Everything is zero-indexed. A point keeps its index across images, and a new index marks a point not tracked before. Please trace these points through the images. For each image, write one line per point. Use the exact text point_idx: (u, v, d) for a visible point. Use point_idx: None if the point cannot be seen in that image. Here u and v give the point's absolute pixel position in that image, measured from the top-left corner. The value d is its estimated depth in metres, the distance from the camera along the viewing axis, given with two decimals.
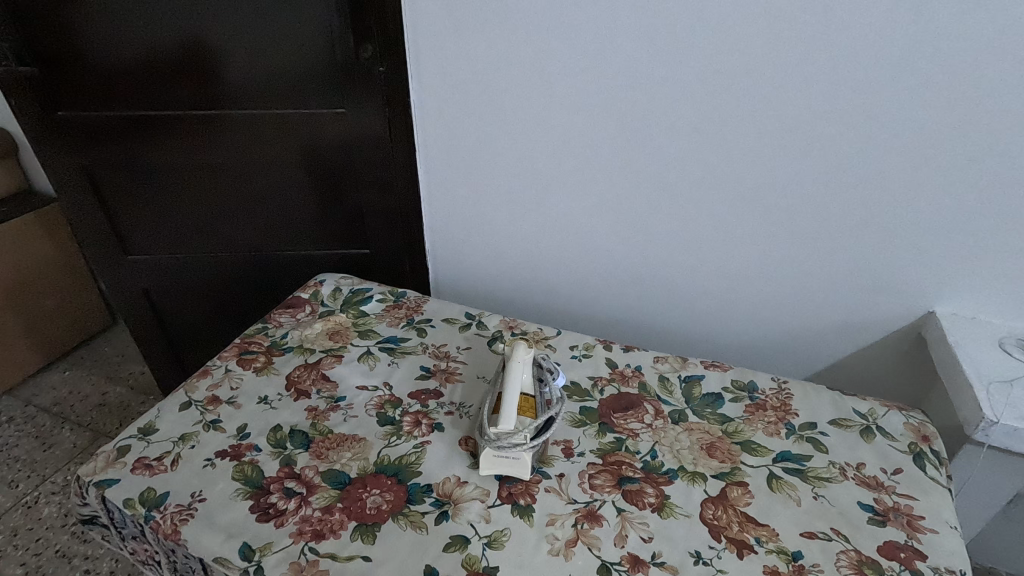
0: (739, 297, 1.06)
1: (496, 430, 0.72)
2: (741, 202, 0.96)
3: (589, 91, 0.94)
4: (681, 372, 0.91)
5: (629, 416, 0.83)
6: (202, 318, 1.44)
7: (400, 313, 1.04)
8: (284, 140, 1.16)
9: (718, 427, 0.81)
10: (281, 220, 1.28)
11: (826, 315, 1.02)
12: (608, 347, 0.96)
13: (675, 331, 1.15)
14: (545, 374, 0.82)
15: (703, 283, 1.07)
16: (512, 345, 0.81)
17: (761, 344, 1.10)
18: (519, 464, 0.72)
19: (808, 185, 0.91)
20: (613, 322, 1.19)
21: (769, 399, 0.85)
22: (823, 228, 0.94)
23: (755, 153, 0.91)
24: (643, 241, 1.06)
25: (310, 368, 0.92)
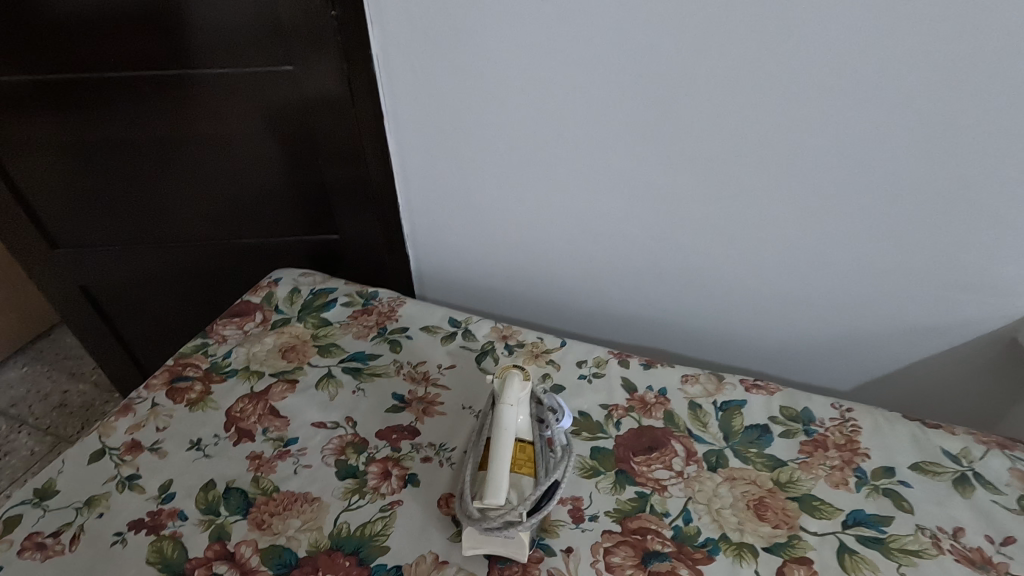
0: (781, 293, 0.87)
1: (482, 504, 0.55)
2: (791, 180, 0.76)
3: (601, 39, 0.72)
4: (716, 397, 0.72)
5: (652, 461, 0.65)
6: (155, 316, 1.26)
7: (370, 320, 0.86)
8: (225, 107, 0.95)
9: (767, 475, 0.64)
10: (229, 203, 1.08)
11: (892, 313, 0.83)
12: (624, 362, 0.78)
13: (702, 332, 0.97)
14: (546, 416, 0.65)
15: (740, 276, 0.88)
16: (504, 378, 0.63)
17: (806, 346, 0.92)
18: (514, 545, 0.56)
19: (886, 156, 0.70)
20: (627, 320, 1.01)
21: (830, 434, 0.67)
22: (896, 213, 0.74)
23: (818, 115, 0.70)
24: (664, 227, 0.87)
25: (256, 399, 0.74)
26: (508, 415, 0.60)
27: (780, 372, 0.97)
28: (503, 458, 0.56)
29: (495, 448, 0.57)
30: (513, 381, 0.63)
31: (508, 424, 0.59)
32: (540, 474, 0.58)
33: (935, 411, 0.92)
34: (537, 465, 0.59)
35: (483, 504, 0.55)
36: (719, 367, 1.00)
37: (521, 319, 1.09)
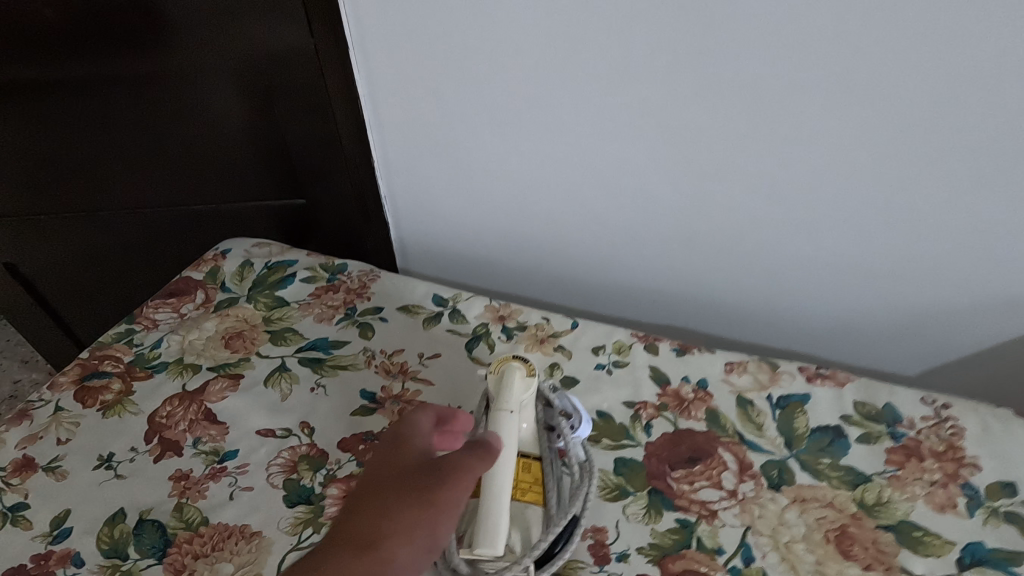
0: (840, 262, 0.71)
1: (471, 556, 0.42)
2: (867, 117, 0.59)
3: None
4: (770, 391, 0.57)
5: (694, 476, 0.50)
6: (95, 297, 1.09)
7: (336, 298, 0.70)
8: (145, 37, 0.76)
9: (849, 495, 0.48)
10: (162, 162, 0.90)
11: (979, 281, 0.68)
12: (652, 347, 0.62)
13: (739, 309, 0.81)
14: (559, 424, 0.49)
15: (790, 239, 0.71)
16: (499, 376, 0.48)
17: (864, 323, 0.76)
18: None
19: (1004, 74, 0.53)
20: (650, 297, 0.85)
21: (924, 439, 0.52)
22: (1003, 156, 0.58)
23: (918, 17, 0.52)
24: (698, 183, 0.70)
25: (188, 400, 0.59)
26: (506, 428, 0.45)
27: (834, 357, 0.82)
28: (500, 490, 0.43)
29: (488, 477, 0.43)
30: (513, 380, 0.48)
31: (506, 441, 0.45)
32: (549, 505, 0.45)
33: (1017, 397, 0.77)
34: (543, 493, 0.46)
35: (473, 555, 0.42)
36: (766, 351, 0.85)
37: (521, 296, 0.93)
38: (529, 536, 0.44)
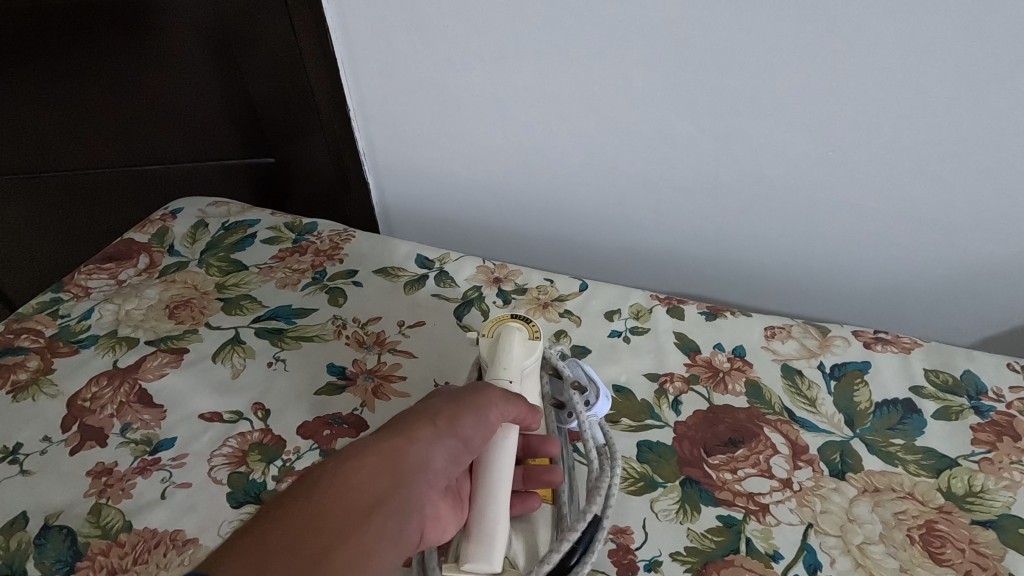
0: (890, 214, 0.61)
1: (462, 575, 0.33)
2: (940, 28, 0.48)
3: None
4: (821, 358, 0.47)
5: (737, 463, 0.41)
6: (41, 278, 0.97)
7: (303, 261, 0.60)
8: None
9: (932, 484, 0.39)
10: (103, 116, 0.78)
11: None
12: (677, 310, 0.52)
13: (772, 273, 0.72)
14: (571, 400, 0.40)
15: (834, 185, 0.61)
16: (498, 341, 0.39)
17: (912, 284, 0.67)
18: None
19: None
20: (669, 262, 0.75)
21: (1017, 414, 0.42)
22: None
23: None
24: (726, 121, 0.59)
25: (118, 379, 0.49)
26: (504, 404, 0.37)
27: (882, 326, 0.72)
28: (500, 483, 0.34)
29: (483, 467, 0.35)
30: (512, 344, 0.39)
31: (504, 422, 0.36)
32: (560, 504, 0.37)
33: None
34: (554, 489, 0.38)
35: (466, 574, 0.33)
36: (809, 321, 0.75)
37: (520, 264, 0.83)
38: (537, 543, 0.36)
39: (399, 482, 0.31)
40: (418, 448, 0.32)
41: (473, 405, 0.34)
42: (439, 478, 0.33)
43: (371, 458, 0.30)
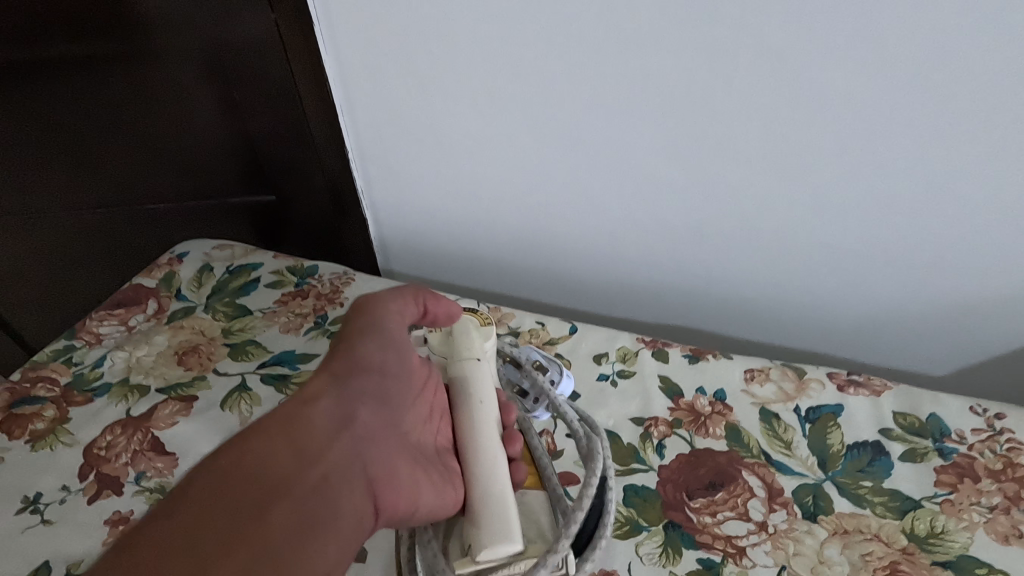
0: (863, 251, 0.64)
1: (477, 568, 0.34)
2: (904, 82, 0.51)
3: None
4: (797, 402, 0.50)
5: (717, 506, 0.43)
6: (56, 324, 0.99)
7: (305, 305, 0.62)
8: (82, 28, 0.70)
9: (897, 526, 0.42)
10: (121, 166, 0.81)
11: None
12: (663, 353, 0.55)
13: (752, 306, 0.75)
14: (534, 381, 0.47)
15: (819, 221, 0.63)
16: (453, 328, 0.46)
17: (895, 316, 0.69)
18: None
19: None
20: (654, 296, 0.78)
21: (977, 456, 0.45)
22: None
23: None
24: (707, 164, 0.62)
25: (132, 428, 0.51)
26: (478, 381, 0.42)
27: (857, 358, 0.75)
28: (494, 453, 0.39)
29: (474, 437, 0.40)
30: (467, 333, 0.45)
31: (483, 395, 0.42)
32: (549, 487, 0.40)
33: None
34: (538, 475, 0.40)
35: (480, 566, 0.34)
36: (789, 356, 0.78)
37: (513, 296, 0.86)
38: (537, 523, 0.37)
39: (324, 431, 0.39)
40: (329, 407, 0.41)
41: (372, 339, 0.44)
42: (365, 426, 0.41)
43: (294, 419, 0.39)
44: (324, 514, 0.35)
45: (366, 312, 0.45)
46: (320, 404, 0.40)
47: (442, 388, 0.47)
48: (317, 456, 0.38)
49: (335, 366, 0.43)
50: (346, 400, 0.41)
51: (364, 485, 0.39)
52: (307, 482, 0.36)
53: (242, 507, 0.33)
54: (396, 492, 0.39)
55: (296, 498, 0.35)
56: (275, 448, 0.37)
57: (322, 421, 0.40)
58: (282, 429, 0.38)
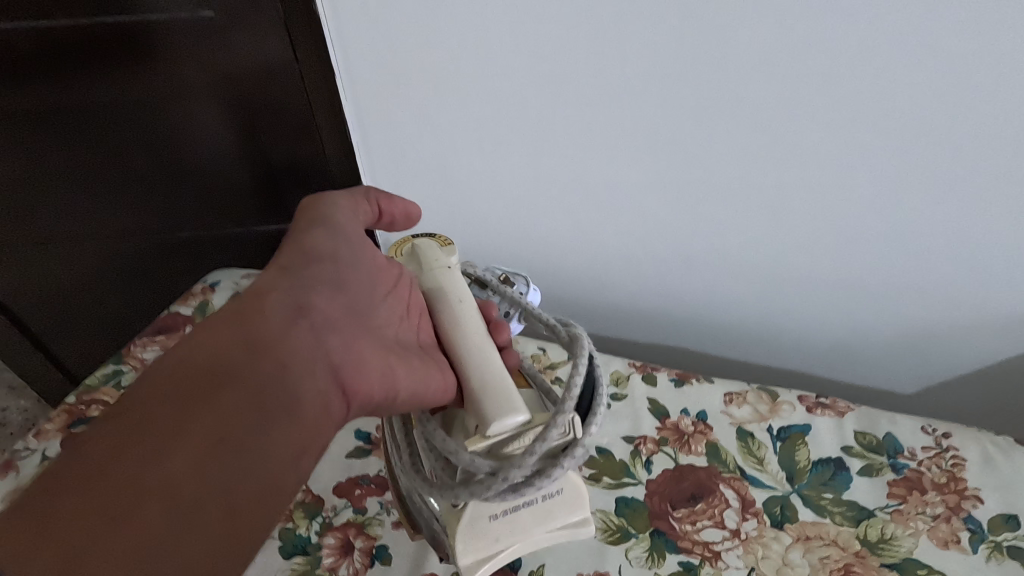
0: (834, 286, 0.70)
1: (490, 443, 0.38)
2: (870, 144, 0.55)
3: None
4: (770, 422, 0.56)
5: (696, 515, 0.50)
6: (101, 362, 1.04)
7: None
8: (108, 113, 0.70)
9: (852, 533, 0.48)
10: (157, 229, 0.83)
11: (982, 310, 0.66)
12: (651, 377, 0.61)
13: (732, 331, 0.80)
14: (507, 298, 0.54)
15: (797, 260, 0.69)
16: (416, 248, 0.51)
17: (863, 345, 0.75)
18: (521, 528, 0.42)
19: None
20: (642, 320, 0.84)
21: (926, 471, 0.52)
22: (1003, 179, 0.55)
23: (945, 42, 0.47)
24: (689, 208, 0.67)
25: None
26: (453, 284, 0.47)
27: (828, 379, 0.80)
28: (483, 343, 0.44)
29: (459, 327, 0.45)
30: (432, 248, 0.50)
31: (461, 295, 0.47)
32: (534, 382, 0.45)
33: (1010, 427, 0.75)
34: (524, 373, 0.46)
35: (493, 440, 0.38)
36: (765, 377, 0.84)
37: None
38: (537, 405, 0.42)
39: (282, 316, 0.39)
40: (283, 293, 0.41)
41: (326, 233, 0.45)
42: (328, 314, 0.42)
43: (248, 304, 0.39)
44: (286, 397, 0.36)
45: (315, 212, 0.46)
46: (273, 293, 0.40)
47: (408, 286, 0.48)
48: (274, 343, 0.38)
49: (284, 260, 0.43)
50: (299, 288, 0.42)
51: (329, 368, 0.40)
52: (265, 362, 0.37)
53: (195, 388, 0.34)
54: (364, 379, 0.41)
55: (259, 381, 0.36)
56: (224, 337, 0.36)
57: (275, 309, 0.40)
58: (230, 321, 0.38)
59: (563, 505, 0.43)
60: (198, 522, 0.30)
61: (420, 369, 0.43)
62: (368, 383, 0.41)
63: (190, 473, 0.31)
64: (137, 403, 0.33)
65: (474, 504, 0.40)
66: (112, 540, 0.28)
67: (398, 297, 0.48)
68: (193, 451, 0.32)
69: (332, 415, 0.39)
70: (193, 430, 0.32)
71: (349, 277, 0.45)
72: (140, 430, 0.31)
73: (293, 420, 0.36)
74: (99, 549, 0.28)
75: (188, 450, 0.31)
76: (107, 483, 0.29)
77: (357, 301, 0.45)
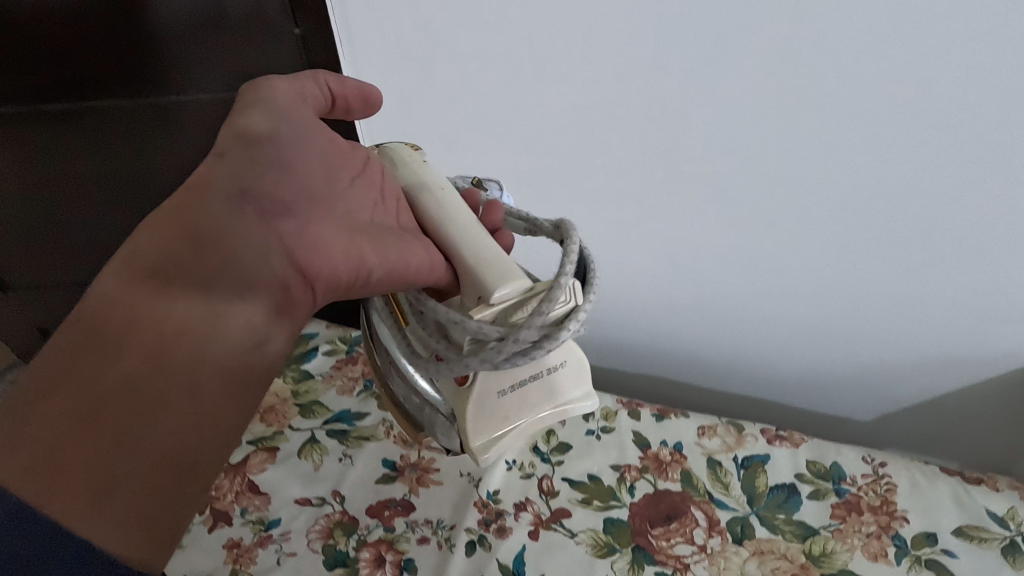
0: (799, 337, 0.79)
1: (496, 310, 0.36)
2: (818, 224, 0.66)
3: (611, 44, 0.58)
4: (736, 452, 0.66)
5: (671, 532, 0.60)
6: None
7: (355, 371, 0.79)
8: None
9: (799, 548, 0.58)
10: None
11: (918, 361, 0.76)
12: (635, 413, 0.71)
13: (706, 374, 0.89)
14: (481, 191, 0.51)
15: (759, 318, 0.79)
16: (383, 151, 0.47)
17: (821, 390, 0.85)
18: (531, 409, 0.38)
19: (938, 196, 0.60)
20: (625, 363, 0.92)
21: (863, 496, 0.62)
22: (926, 251, 0.65)
23: (872, 145, 0.58)
24: (668, 270, 0.77)
25: (233, 473, 0.67)
26: (432, 171, 0.44)
27: (791, 415, 0.90)
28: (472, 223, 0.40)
29: (442, 214, 0.41)
30: (402, 147, 0.47)
31: (441, 183, 0.43)
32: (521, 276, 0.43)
33: (951, 455, 0.84)
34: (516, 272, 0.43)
35: (498, 309, 0.36)
36: (738, 413, 0.93)
37: None
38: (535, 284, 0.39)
39: (226, 210, 0.37)
40: (222, 177, 0.37)
41: (262, 105, 0.39)
42: (275, 192, 0.39)
43: (187, 194, 0.37)
44: (237, 290, 0.36)
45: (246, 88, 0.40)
46: (212, 182, 0.37)
47: (375, 167, 0.45)
48: (218, 237, 0.36)
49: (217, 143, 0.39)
50: (238, 173, 0.38)
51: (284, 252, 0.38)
52: (211, 255, 0.36)
53: (136, 288, 0.33)
54: (324, 261, 0.39)
55: (206, 276, 0.35)
56: (163, 234, 0.35)
57: (216, 200, 0.37)
58: (164, 218, 0.35)
59: (570, 379, 0.39)
60: (172, 419, 0.31)
61: (393, 246, 0.40)
62: (333, 265, 0.39)
63: (146, 373, 0.31)
64: (80, 311, 0.32)
65: (481, 379, 0.37)
66: (84, 452, 0.28)
67: (367, 177, 0.44)
68: (148, 352, 0.32)
69: (299, 300, 0.39)
70: (142, 331, 0.32)
71: (291, 152, 0.40)
72: (82, 345, 0.31)
73: (253, 313, 0.36)
74: (75, 454, 0.28)
75: (130, 354, 0.31)
76: (68, 397, 0.29)
77: (307, 175, 0.41)
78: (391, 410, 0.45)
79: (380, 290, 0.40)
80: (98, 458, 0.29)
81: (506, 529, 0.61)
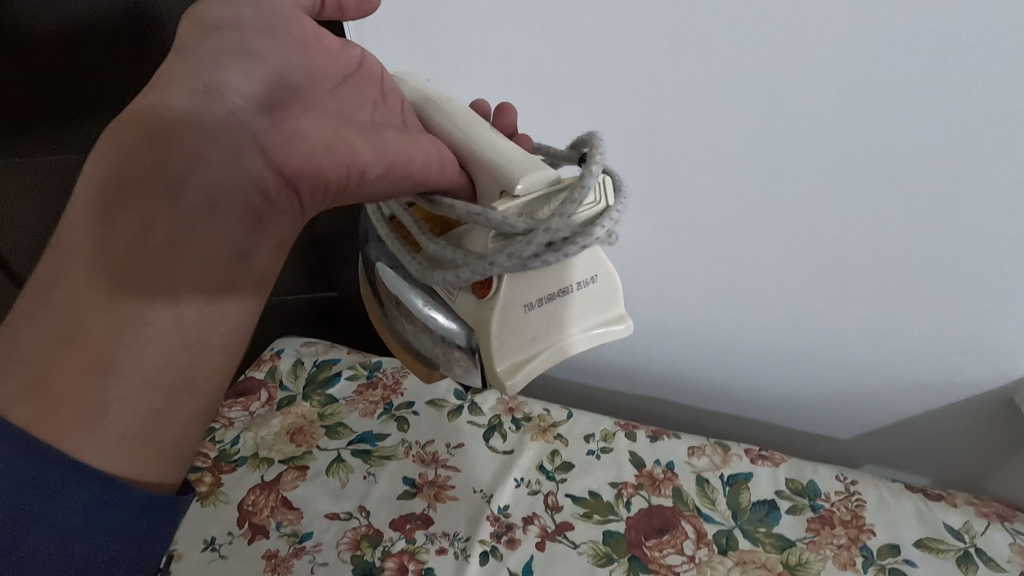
0: (783, 365, 0.87)
1: (521, 205, 0.37)
2: (795, 267, 0.74)
3: (607, 109, 0.66)
4: (722, 470, 0.74)
5: (663, 543, 0.67)
6: None
7: (376, 395, 0.86)
8: None
9: (777, 558, 0.65)
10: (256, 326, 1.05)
11: (890, 387, 0.83)
12: (632, 434, 0.79)
13: (699, 397, 0.96)
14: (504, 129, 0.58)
15: (746, 347, 0.86)
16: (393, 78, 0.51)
17: (804, 412, 0.92)
18: (559, 323, 0.38)
19: (899, 244, 0.67)
20: (625, 386, 0.99)
21: (836, 511, 0.69)
22: (891, 293, 0.72)
23: (837, 203, 0.66)
24: (663, 303, 0.85)
25: (268, 489, 0.74)
26: (438, 95, 0.48)
27: (778, 435, 0.97)
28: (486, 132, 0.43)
29: (456, 127, 0.44)
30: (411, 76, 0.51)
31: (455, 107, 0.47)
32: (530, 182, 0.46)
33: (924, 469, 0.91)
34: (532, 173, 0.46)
35: (523, 203, 0.37)
36: (726, 433, 1.00)
37: None
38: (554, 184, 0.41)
39: (184, 115, 0.37)
40: (185, 79, 0.38)
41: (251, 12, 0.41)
42: (250, 91, 0.40)
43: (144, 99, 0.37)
44: (205, 192, 0.37)
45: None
46: (172, 84, 0.38)
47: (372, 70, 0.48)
48: (179, 139, 0.37)
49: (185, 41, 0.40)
50: (206, 75, 0.39)
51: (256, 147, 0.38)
52: (176, 158, 0.37)
53: (109, 205, 0.36)
54: (307, 157, 0.39)
55: (173, 182, 0.36)
56: (123, 142, 0.36)
57: (178, 98, 0.37)
58: (123, 124, 0.37)
59: (597, 302, 0.39)
60: (137, 334, 0.35)
61: (396, 144, 0.42)
62: (321, 163, 0.39)
63: (123, 287, 0.35)
64: (62, 246, 0.36)
65: (508, 286, 0.36)
66: (60, 364, 0.33)
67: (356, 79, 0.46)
68: (115, 275, 0.35)
69: (281, 204, 0.39)
70: (111, 254, 0.35)
71: (266, 50, 0.41)
72: (72, 265, 0.35)
73: (226, 214, 0.37)
74: (61, 377, 0.33)
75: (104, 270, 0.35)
76: (50, 321, 0.34)
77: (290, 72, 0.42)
78: (400, 346, 0.44)
79: (376, 186, 0.41)
80: (80, 381, 0.33)
81: (515, 540, 0.68)
